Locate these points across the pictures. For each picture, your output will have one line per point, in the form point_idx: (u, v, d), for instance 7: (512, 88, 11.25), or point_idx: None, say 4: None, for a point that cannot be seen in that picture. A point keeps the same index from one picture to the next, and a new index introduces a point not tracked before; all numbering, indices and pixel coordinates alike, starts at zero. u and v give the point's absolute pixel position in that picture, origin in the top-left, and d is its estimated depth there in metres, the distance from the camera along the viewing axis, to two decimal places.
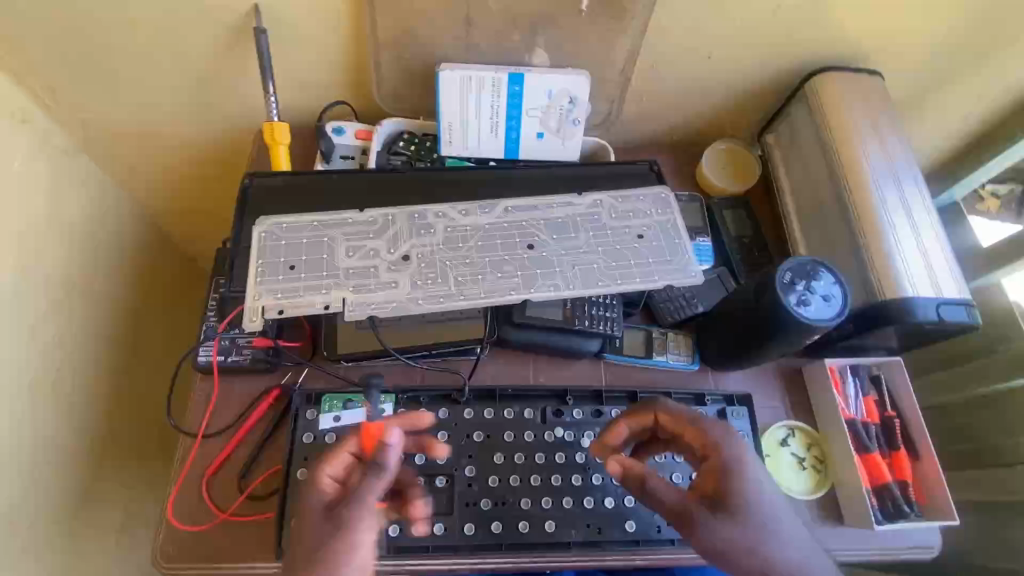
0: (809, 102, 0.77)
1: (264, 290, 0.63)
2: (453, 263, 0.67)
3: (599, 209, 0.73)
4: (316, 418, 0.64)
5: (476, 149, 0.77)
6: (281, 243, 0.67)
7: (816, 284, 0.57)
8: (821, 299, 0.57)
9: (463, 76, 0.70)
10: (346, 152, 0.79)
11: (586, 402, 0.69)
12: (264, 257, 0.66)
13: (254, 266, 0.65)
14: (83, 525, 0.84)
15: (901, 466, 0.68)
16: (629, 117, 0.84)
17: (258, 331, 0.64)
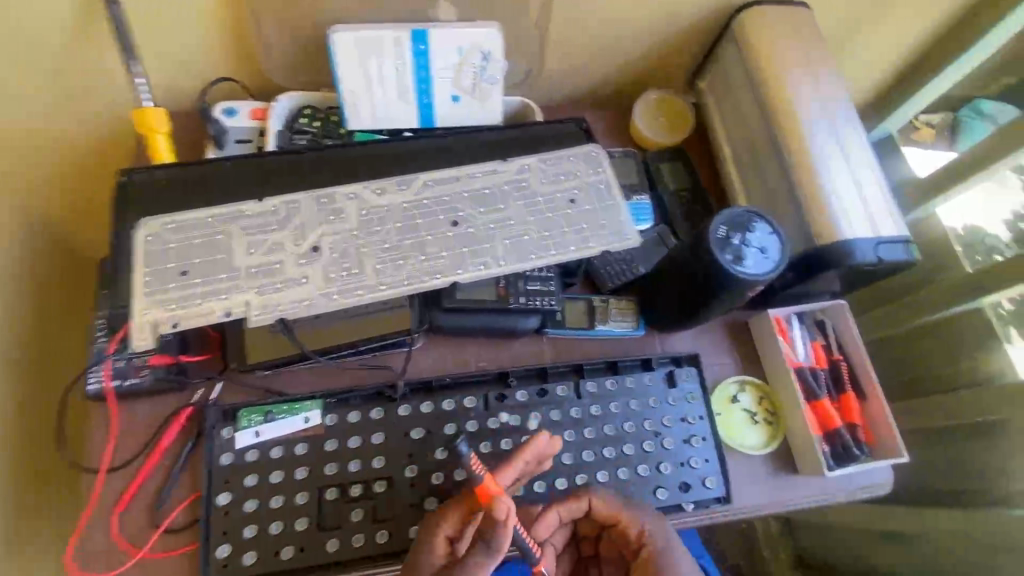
0: (739, 41, 0.73)
1: (154, 302, 0.56)
2: (370, 250, 0.60)
3: (527, 174, 0.68)
4: (234, 436, 0.58)
5: (386, 120, 0.70)
6: (170, 246, 0.59)
7: (752, 237, 0.54)
8: (757, 251, 0.54)
9: (359, 38, 0.62)
10: (242, 135, 0.71)
11: (531, 381, 0.65)
12: (151, 263, 0.58)
13: (139, 276, 0.57)
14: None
15: (850, 408, 0.68)
16: (554, 72, 0.78)
17: (153, 349, 0.57)
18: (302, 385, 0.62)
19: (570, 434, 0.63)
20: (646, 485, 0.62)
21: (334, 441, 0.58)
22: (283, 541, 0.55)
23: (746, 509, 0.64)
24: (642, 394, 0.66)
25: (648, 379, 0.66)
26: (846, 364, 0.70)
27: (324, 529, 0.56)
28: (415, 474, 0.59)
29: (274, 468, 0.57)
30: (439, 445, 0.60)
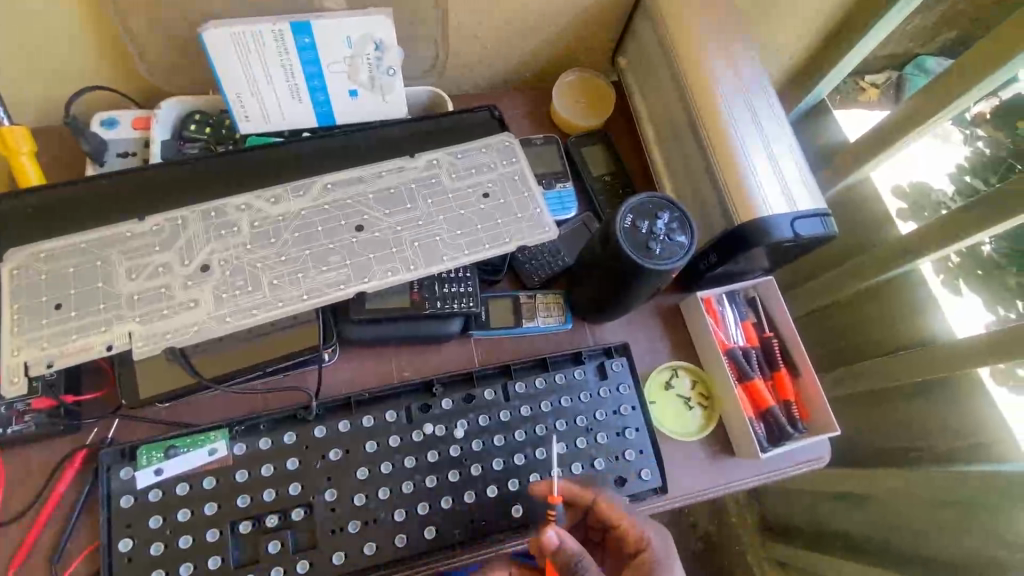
0: (652, 15, 0.70)
1: (25, 342, 0.51)
2: (265, 265, 0.56)
3: (437, 170, 0.64)
4: (134, 476, 0.54)
5: (282, 121, 0.65)
6: (43, 278, 0.54)
7: (660, 229, 0.52)
8: (665, 242, 0.51)
9: (234, 35, 0.57)
10: (125, 147, 0.65)
11: (457, 387, 0.62)
12: (22, 298, 0.53)
13: (7, 313, 0.52)
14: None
15: (783, 386, 0.67)
16: (465, 58, 0.74)
17: (31, 391, 0.52)
18: (209, 413, 0.58)
19: (499, 439, 0.60)
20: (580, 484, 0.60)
21: (244, 471, 0.55)
22: None
23: (683, 496, 0.63)
24: (572, 391, 0.63)
25: (578, 374, 0.64)
26: (777, 342, 0.69)
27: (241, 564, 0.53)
28: (335, 497, 0.56)
29: (180, 506, 0.53)
30: (360, 464, 0.57)
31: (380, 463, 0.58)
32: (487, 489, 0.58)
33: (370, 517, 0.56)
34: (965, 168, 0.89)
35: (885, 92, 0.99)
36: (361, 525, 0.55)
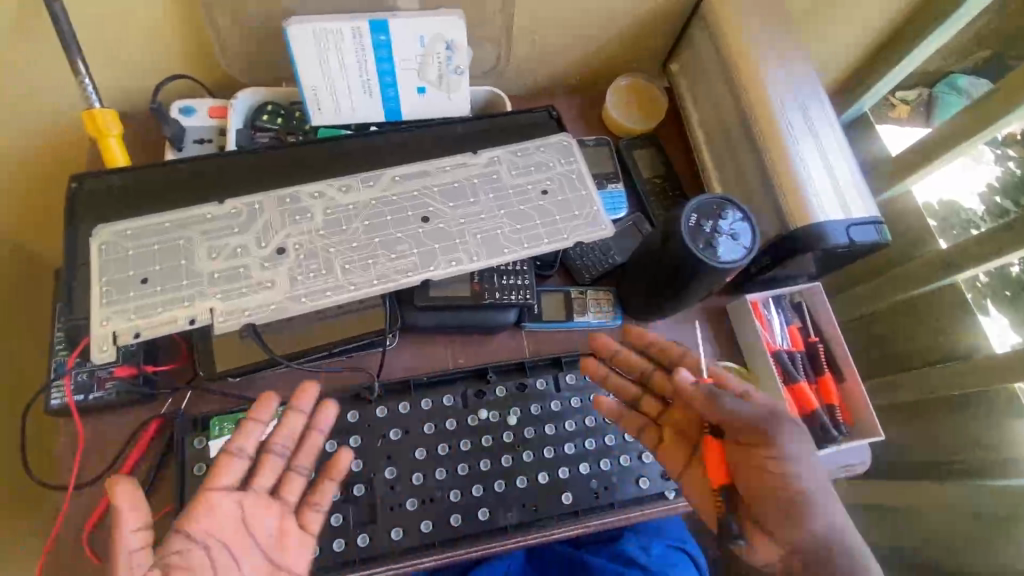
0: (709, 23, 0.72)
1: (112, 313, 0.54)
2: (337, 251, 0.59)
3: (498, 166, 0.66)
4: (206, 445, 0.56)
5: (351, 115, 0.68)
6: (128, 253, 0.56)
7: (724, 227, 0.54)
8: (729, 239, 0.54)
9: (316, 31, 0.60)
10: (201, 134, 0.68)
11: (510, 376, 0.65)
12: (109, 272, 0.55)
13: (95, 285, 0.55)
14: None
15: (827, 390, 0.69)
16: (524, 60, 0.76)
17: (115, 361, 0.55)
18: (276, 390, 0.61)
19: (550, 428, 0.62)
20: (628, 475, 0.62)
21: None
22: None
23: None
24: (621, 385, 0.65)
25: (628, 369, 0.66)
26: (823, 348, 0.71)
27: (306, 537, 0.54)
28: (394, 475, 0.58)
29: None
30: (419, 445, 0.60)
31: (437, 445, 0.60)
32: (538, 475, 0.61)
33: (427, 496, 0.58)
34: (995, 187, 0.89)
35: (917, 109, 0.97)
36: (418, 503, 0.58)
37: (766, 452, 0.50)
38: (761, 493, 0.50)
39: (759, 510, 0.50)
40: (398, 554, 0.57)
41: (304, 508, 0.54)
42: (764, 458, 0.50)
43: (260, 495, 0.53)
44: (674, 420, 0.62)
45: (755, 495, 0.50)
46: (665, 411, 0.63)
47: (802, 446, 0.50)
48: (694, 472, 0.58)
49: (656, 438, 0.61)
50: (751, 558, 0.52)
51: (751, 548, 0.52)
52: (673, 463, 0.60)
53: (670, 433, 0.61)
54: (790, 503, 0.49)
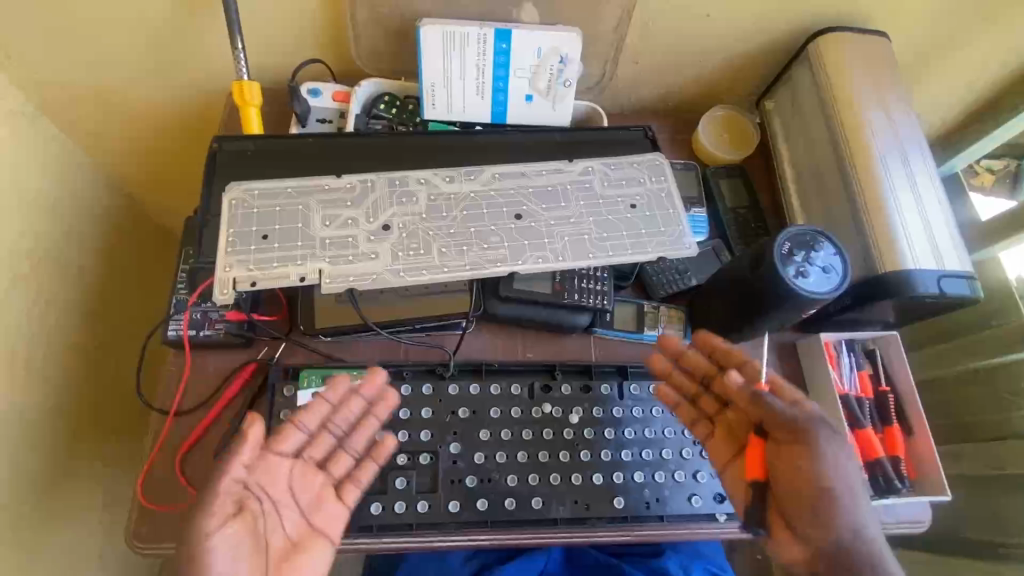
0: (814, 65, 0.73)
1: (235, 261, 0.60)
2: (436, 234, 0.63)
3: (592, 176, 0.69)
4: (295, 394, 0.61)
5: (461, 113, 0.73)
6: (254, 210, 0.62)
7: (818, 258, 0.56)
8: (821, 271, 0.56)
9: (446, 32, 0.65)
10: (323, 115, 0.75)
11: (575, 376, 0.67)
12: (236, 225, 0.61)
13: (224, 235, 0.61)
14: (62, 514, 0.85)
15: (893, 441, 0.67)
16: (624, 81, 0.80)
17: (229, 304, 0.61)
18: (360, 354, 0.65)
19: (610, 432, 0.64)
20: (680, 491, 0.63)
21: None
22: None
23: None
24: None
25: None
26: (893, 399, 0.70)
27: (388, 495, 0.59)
28: (458, 451, 0.62)
29: None
30: (483, 426, 0.63)
31: (500, 430, 0.63)
32: (593, 475, 0.62)
33: (486, 476, 0.61)
34: None
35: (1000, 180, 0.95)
36: (476, 481, 0.61)
37: (797, 447, 0.51)
38: (786, 494, 0.50)
39: (785, 508, 0.51)
40: (452, 525, 0.60)
41: (347, 483, 0.57)
42: (795, 460, 0.50)
43: (307, 463, 0.57)
44: (729, 419, 0.60)
45: (783, 496, 0.51)
46: (723, 411, 0.61)
47: (833, 451, 0.50)
48: (733, 475, 0.58)
49: (706, 429, 0.61)
50: (778, 556, 0.52)
51: (774, 541, 0.52)
52: (719, 455, 0.60)
53: (723, 431, 0.60)
54: (812, 497, 0.49)
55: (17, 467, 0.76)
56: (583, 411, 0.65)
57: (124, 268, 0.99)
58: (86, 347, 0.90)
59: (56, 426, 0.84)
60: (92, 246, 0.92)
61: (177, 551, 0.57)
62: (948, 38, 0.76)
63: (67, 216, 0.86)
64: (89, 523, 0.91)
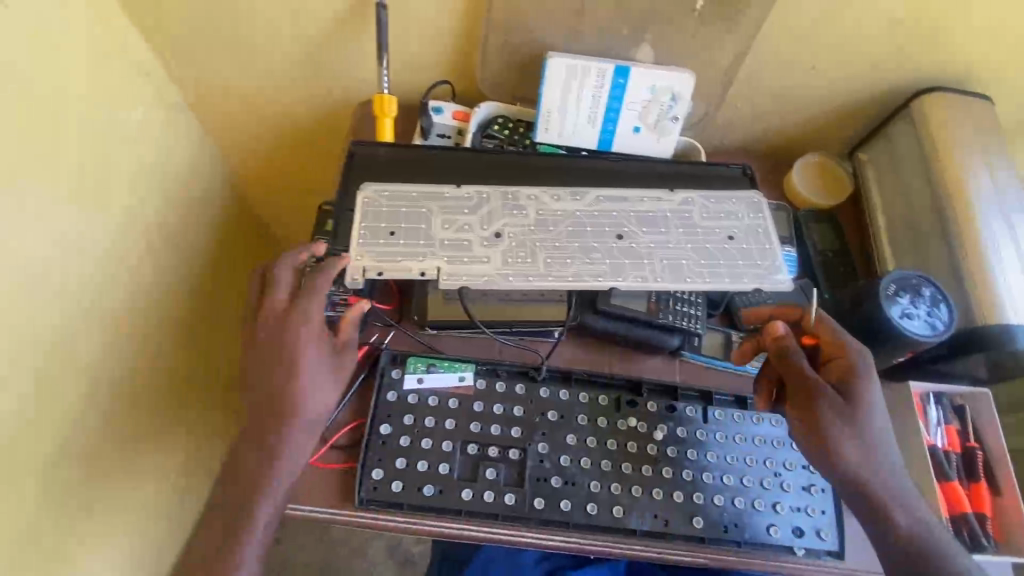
0: (916, 121, 0.76)
1: (364, 252, 0.66)
2: (543, 245, 0.68)
3: (691, 207, 0.73)
4: (401, 377, 0.66)
5: (570, 138, 0.78)
6: (382, 209, 0.69)
7: (919, 301, 0.58)
8: (924, 315, 0.58)
9: (570, 65, 0.72)
10: (444, 131, 0.82)
11: (660, 395, 0.69)
12: (367, 221, 0.68)
13: (356, 228, 0.67)
14: (146, 469, 0.92)
15: (981, 498, 0.66)
16: (723, 122, 0.85)
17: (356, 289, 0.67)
18: (461, 349, 0.70)
19: (692, 452, 0.66)
20: (759, 520, 0.64)
21: (480, 403, 0.66)
22: (426, 479, 0.62)
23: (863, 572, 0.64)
24: (766, 432, 0.68)
25: (773, 421, 0.68)
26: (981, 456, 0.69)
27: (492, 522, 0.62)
28: (545, 450, 0.65)
29: (428, 414, 0.65)
30: (571, 431, 0.66)
31: (586, 436, 0.66)
32: (674, 492, 0.64)
33: (570, 479, 0.64)
34: None
35: None
36: (561, 483, 0.64)
37: (799, 403, 0.58)
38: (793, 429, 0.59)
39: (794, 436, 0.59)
40: (534, 522, 0.62)
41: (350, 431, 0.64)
42: (801, 409, 0.58)
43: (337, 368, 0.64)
44: None
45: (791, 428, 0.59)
46: None
47: (834, 411, 0.56)
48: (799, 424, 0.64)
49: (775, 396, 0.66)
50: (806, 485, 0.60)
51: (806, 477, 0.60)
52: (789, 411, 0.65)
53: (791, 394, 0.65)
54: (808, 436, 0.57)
55: (122, 417, 0.84)
56: (667, 427, 0.67)
57: (226, 254, 1.09)
58: (190, 320, 0.98)
59: (158, 387, 0.91)
60: (205, 229, 1.02)
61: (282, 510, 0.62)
62: None
63: (192, 199, 0.97)
64: (163, 483, 0.97)
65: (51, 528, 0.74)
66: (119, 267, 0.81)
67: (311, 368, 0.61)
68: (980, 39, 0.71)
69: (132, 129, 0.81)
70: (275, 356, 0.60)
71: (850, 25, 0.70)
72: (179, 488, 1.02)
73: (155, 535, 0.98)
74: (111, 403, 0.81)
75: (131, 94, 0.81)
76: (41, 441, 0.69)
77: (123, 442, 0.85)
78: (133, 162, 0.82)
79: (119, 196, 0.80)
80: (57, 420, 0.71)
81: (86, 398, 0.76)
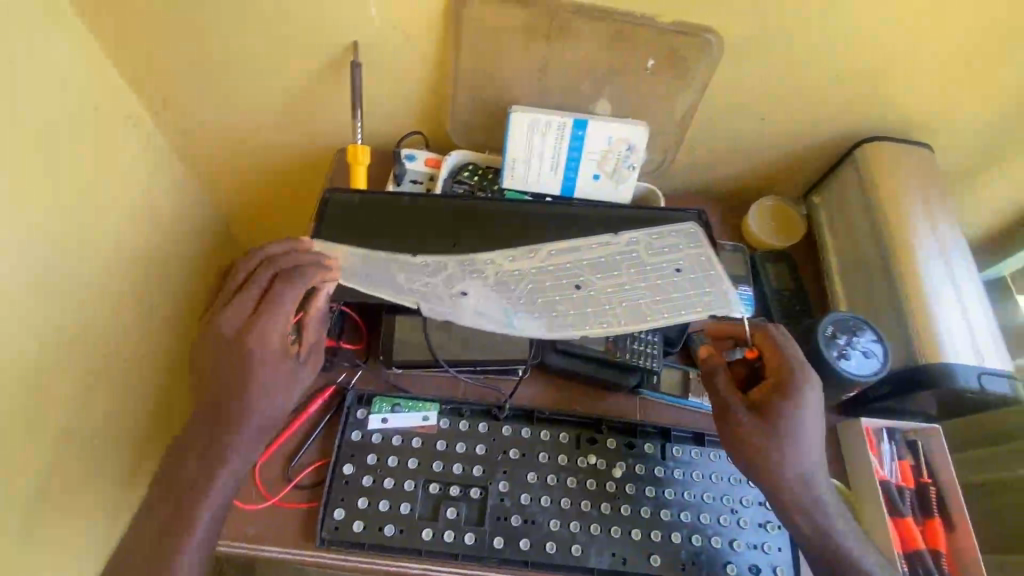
0: (860, 168, 0.81)
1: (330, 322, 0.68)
2: (505, 297, 0.71)
3: (637, 247, 0.75)
4: (366, 417, 0.68)
5: (534, 185, 0.82)
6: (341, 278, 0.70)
7: (857, 343, 0.62)
8: (861, 357, 0.62)
9: (532, 119, 0.77)
10: (415, 177, 0.86)
11: (619, 433, 0.71)
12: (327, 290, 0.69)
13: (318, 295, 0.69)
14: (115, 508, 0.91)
15: (934, 534, 0.68)
16: (682, 167, 0.90)
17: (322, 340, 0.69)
18: (425, 388, 0.72)
19: (650, 489, 0.67)
20: (716, 558, 0.65)
21: (443, 442, 0.68)
22: (387, 518, 0.63)
23: None
24: (723, 469, 0.69)
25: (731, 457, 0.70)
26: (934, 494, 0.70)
27: (453, 562, 0.63)
28: (506, 488, 0.66)
29: (391, 453, 0.67)
30: (531, 469, 0.67)
31: (546, 474, 0.67)
32: (632, 530, 0.65)
33: (529, 517, 0.65)
34: None
35: None
36: (520, 521, 0.65)
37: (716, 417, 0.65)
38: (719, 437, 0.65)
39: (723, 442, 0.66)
40: (494, 561, 0.63)
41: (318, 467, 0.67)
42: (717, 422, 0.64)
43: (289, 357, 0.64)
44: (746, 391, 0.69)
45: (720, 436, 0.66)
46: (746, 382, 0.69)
47: (741, 428, 0.61)
48: None
49: None
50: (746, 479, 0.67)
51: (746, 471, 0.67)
52: None
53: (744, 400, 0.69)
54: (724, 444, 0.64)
55: (96, 452, 0.85)
56: (626, 464, 0.69)
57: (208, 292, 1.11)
58: (168, 358, 0.99)
59: (132, 426, 0.92)
60: (191, 269, 1.04)
61: (245, 550, 0.63)
62: (991, 155, 0.83)
63: (178, 240, 1.00)
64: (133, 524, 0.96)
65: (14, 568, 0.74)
66: (101, 308, 0.83)
67: (274, 378, 0.62)
68: (911, 93, 0.76)
69: (119, 174, 0.85)
70: (238, 364, 0.60)
71: (792, 80, 0.76)
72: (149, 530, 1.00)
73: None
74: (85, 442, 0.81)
75: (120, 142, 0.85)
76: (9, 477, 0.71)
77: (95, 479, 0.85)
78: (121, 207, 0.86)
79: (104, 238, 0.83)
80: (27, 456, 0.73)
81: (58, 435, 0.77)
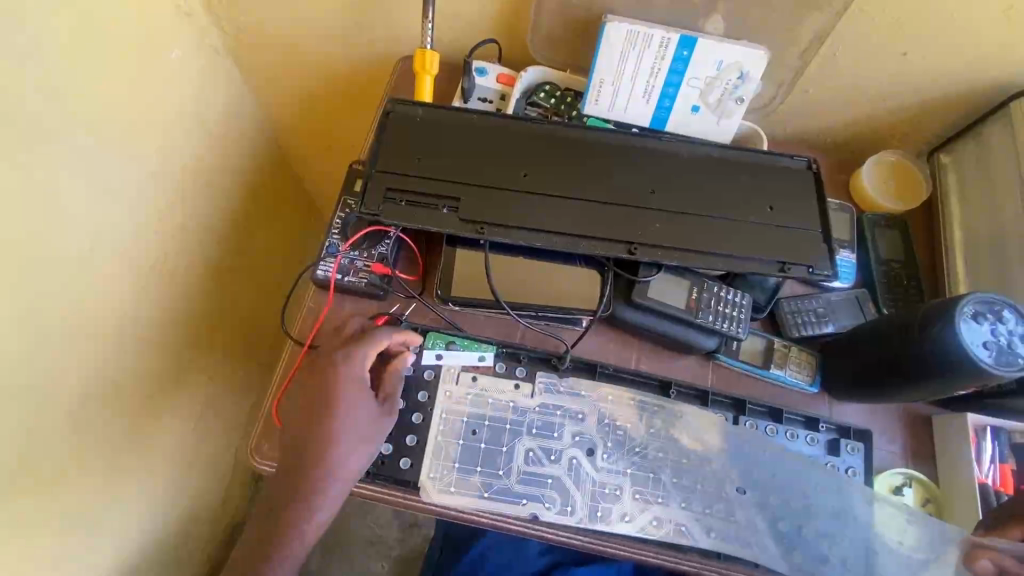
0: (1014, 124, 0.68)
1: (478, 492, 0.61)
2: (634, 488, 0.62)
3: (763, 480, 0.63)
4: (419, 352, 0.65)
5: (621, 113, 0.72)
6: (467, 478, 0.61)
7: (1002, 378, 0.52)
8: (980, 336, 0.53)
9: (631, 32, 0.65)
10: (485, 94, 0.77)
11: (689, 400, 0.65)
12: (467, 483, 0.61)
13: (457, 472, 0.61)
14: (164, 424, 0.87)
15: None
16: (792, 108, 0.78)
17: (494, 497, 0.61)
18: (479, 329, 0.67)
19: (714, 460, 0.64)
20: (777, 534, 0.62)
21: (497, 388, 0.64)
22: (434, 457, 0.61)
23: None
24: (800, 449, 0.63)
25: (834, 491, 0.62)
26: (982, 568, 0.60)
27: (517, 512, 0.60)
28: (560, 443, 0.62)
29: (442, 391, 0.64)
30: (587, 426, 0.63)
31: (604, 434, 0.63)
32: (690, 502, 0.62)
33: (582, 477, 0.62)
34: None
35: None
36: (572, 479, 0.62)
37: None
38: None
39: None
40: (546, 517, 0.60)
41: None
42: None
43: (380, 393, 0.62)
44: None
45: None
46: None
47: None
48: None
49: None
50: None
51: None
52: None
53: None
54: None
55: (146, 373, 0.80)
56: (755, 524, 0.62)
57: (261, 207, 1.05)
58: (218, 273, 0.94)
59: (180, 342, 0.87)
60: (238, 184, 0.96)
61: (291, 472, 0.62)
62: None
63: (230, 149, 0.92)
64: (184, 439, 0.94)
65: (73, 481, 0.71)
66: (152, 215, 0.76)
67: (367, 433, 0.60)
68: None
69: (169, 68, 0.74)
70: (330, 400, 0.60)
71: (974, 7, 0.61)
72: (196, 445, 0.98)
73: (175, 494, 0.95)
74: (130, 357, 0.76)
75: (173, 33, 0.74)
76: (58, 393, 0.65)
77: (145, 395, 0.81)
78: (169, 106, 0.76)
79: (153, 138, 0.74)
80: (73, 376, 0.67)
81: (104, 354, 0.71)
